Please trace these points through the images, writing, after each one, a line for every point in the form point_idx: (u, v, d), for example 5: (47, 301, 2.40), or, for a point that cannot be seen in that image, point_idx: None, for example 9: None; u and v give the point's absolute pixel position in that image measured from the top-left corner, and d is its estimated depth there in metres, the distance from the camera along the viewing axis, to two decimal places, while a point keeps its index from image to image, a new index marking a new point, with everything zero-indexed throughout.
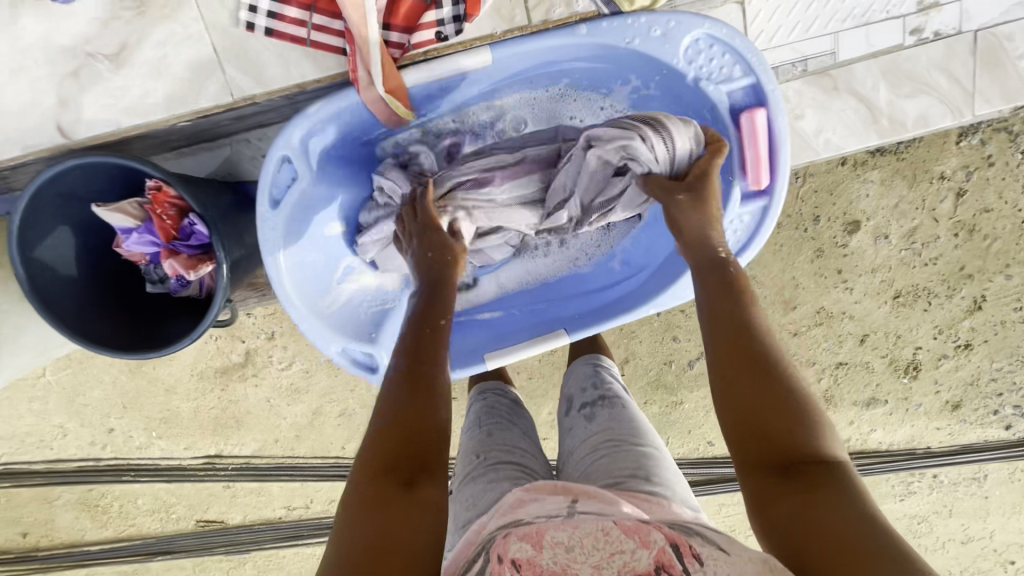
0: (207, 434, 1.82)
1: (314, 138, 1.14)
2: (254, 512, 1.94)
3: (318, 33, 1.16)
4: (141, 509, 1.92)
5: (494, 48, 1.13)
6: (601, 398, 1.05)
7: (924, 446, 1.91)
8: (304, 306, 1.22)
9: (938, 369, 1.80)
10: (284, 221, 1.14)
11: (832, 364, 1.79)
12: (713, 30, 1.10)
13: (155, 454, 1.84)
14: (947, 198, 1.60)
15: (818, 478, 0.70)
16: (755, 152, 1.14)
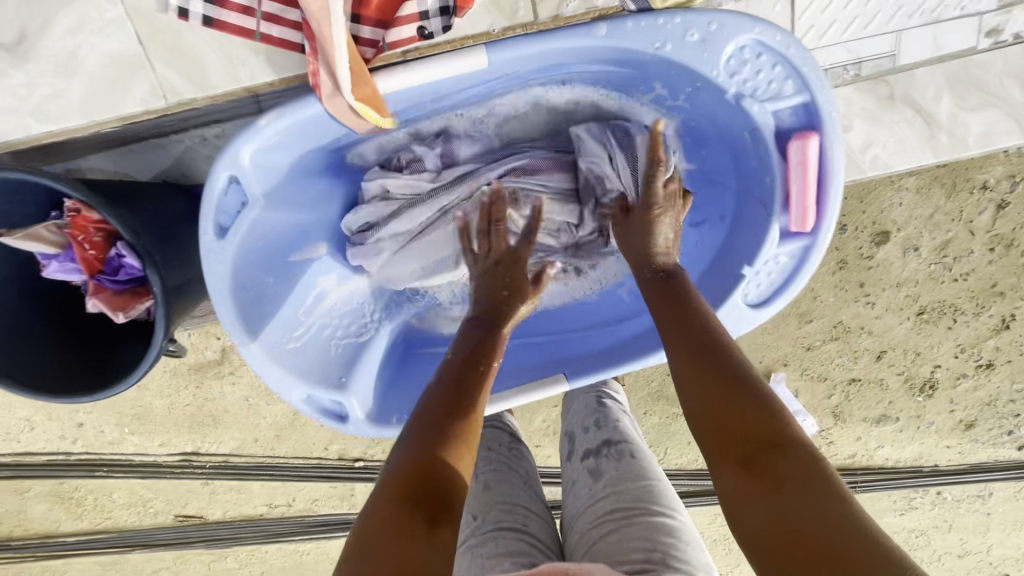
0: (183, 432, 1.73)
1: (270, 155, 0.91)
2: (235, 509, 1.87)
3: (268, 24, 0.93)
4: (116, 503, 1.85)
5: (489, 49, 0.90)
6: (606, 446, 0.96)
7: (931, 463, 1.83)
8: (263, 349, 0.97)
9: (955, 388, 1.69)
10: (233, 257, 0.91)
11: (844, 381, 1.69)
12: (764, 36, 0.87)
13: (128, 449, 1.76)
14: (987, 210, 1.44)
15: (785, 463, 0.67)
16: (804, 189, 0.91)
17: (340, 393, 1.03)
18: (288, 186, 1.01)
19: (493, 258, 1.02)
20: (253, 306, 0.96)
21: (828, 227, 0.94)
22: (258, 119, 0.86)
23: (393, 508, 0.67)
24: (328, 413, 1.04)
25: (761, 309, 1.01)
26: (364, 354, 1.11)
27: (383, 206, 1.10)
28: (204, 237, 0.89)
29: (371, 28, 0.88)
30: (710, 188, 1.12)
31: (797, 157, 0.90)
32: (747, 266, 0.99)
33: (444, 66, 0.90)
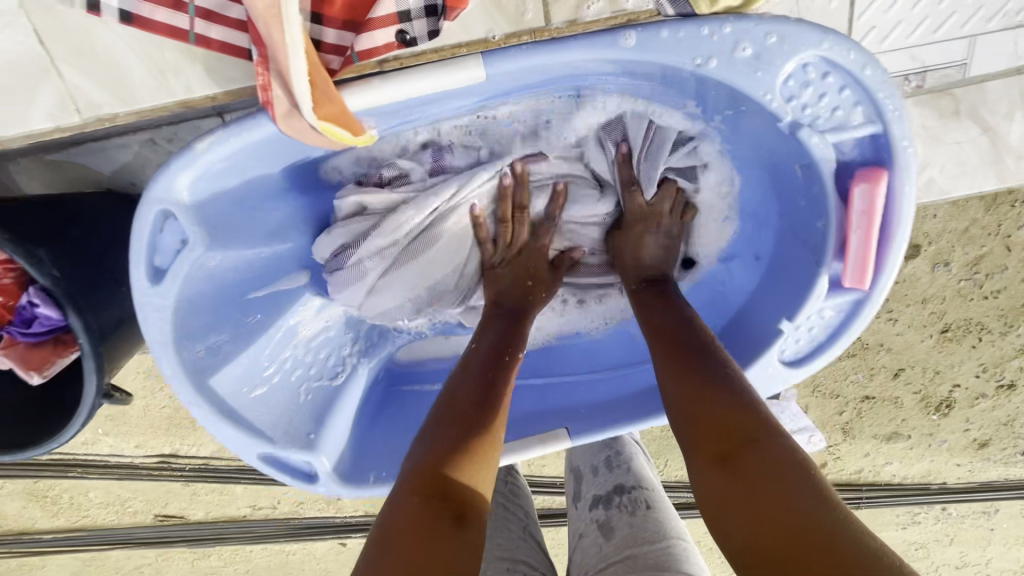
0: (160, 432, 1.32)
1: (192, 175, 0.54)
2: (217, 510, 1.42)
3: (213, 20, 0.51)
4: (93, 503, 1.41)
5: (490, 57, 0.51)
6: (618, 491, 0.85)
7: (937, 481, 1.31)
8: (207, 406, 0.63)
9: (971, 408, 1.20)
10: (181, 309, 0.59)
11: (854, 399, 1.20)
12: (837, 50, 0.50)
13: (103, 450, 1.35)
14: None
15: (753, 460, 0.48)
16: (862, 249, 0.56)
17: (309, 454, 0.67)
18: (228, 222, 0.61)
19: (517, 251, 0.72)
20: (200, 375, 0.62)
21: (878, 297, 0.60)
22: (192, 142, 0.53)
23: (418, 501, 0.50)
24: (291, 475, 0.69)
25: (795, 372, 0.66)
26: (342, 400, 0.74)
27: (363, 222, 0.70)
28: (135, 285, 0.56)
29: (332, 31, 0.48)
30: (749, 221, 0.69)
31: (856, 204, 0.55)
32: (785, 322, 0.64)
33: (433, 78, 0.51)
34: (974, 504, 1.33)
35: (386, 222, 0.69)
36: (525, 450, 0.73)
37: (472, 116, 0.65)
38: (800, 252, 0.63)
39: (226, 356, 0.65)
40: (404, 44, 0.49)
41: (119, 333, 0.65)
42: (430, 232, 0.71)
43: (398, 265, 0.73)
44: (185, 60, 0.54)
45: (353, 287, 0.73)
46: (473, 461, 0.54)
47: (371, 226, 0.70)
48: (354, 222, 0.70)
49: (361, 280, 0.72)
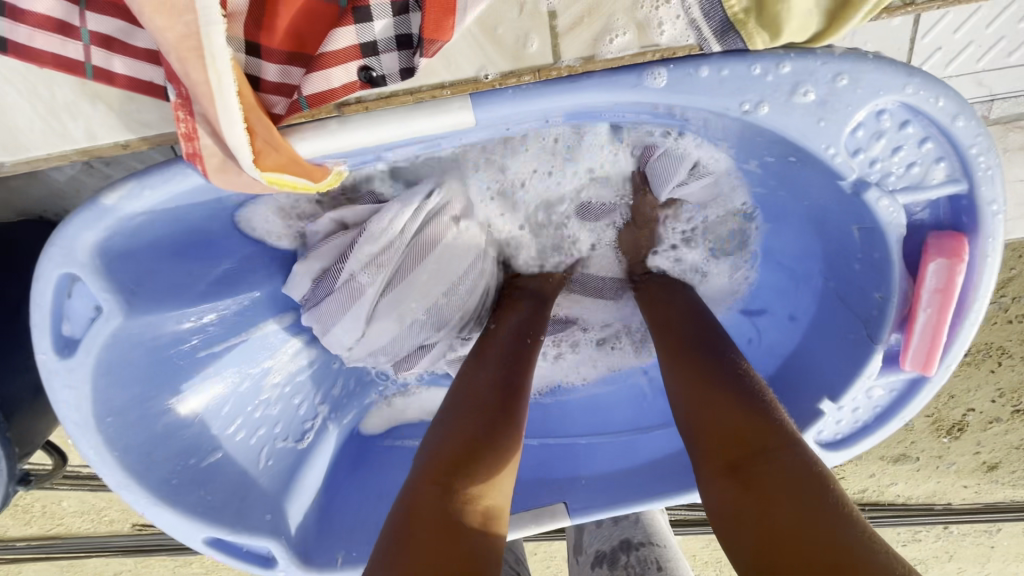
0: None
1: (94, 231, 0.43)
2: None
3: (110, 47, 0.37)
4: (68, 511, 1.27)
5: (478, 98, 0.40)
6: (622, 546, 0.73)
7: (943, 502, 1.17)
8: (142, 487, 0.51)
9: (985, 431, 1.08)
10: (101, 383, 0.48)
11: None
12: (924, 96, 0.39)
13: None
14: None
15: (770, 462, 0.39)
16: (931, 331, 0.47)
17: (266, 538, 0.55)
18: (167, 271, 0.51)
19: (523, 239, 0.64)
20: (138, 451, 0.51)
21: (939, 380, 0.51)
22: (101, 194, 0.42)
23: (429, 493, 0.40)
24: (245, 560, 0.57)
25: (832, 457, 0.56)
26: (309, 465, 0.63)
27: (344, 238, 0.56)
28: (41, 358, 0.46)
29: (273, 67, 0.37)
30: (784, 275, 0.59)
31: (928, 281, 0.46)
32: (826, 402, 0.54)
33: (407, 124, 0.40)
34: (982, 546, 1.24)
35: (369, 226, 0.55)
36: (524, 528, 0.63)
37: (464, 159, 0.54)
38: (853, 323, 0.53)
39: (172, 426, 0.54)
40: (369, 83, 0.38)
41: (33, 408, 0.56)
42: (428, 232, 0.56)
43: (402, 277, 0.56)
44: (83, 97, 0.39)
45: (350, 312, 0.57)
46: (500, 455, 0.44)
47: (351, 242, 0.56)
48: (334, 241, 0.56)
49: (355, 306, 0.56)
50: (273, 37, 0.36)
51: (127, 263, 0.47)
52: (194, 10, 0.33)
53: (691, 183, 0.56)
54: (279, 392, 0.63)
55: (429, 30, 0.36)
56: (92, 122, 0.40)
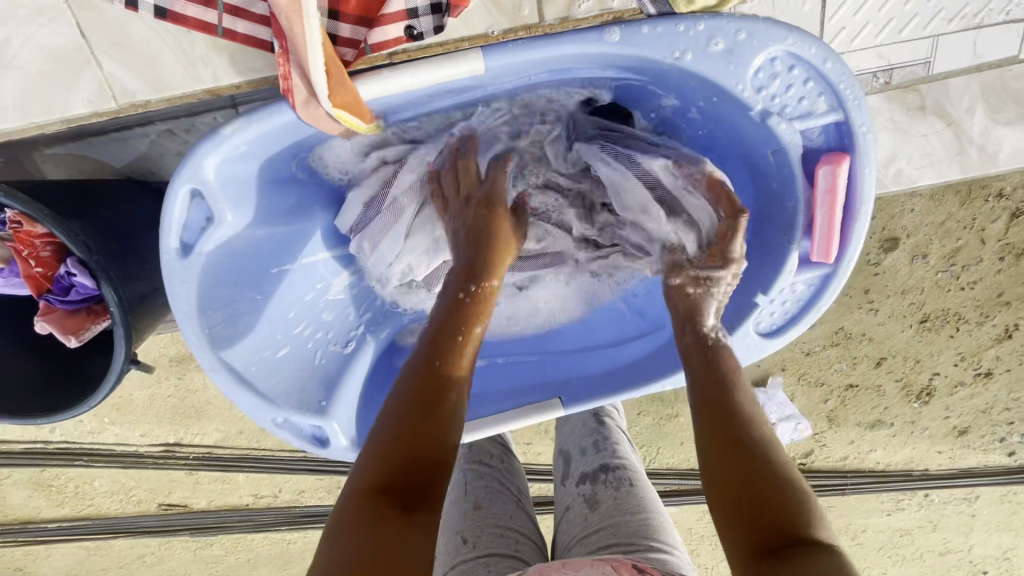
0: (165, 422, 1.33)
1: (212, 155, 0.58)
2: (220, 498, 1.42)
3: (234, 16, 0.55)
4: (98, 491, 1.41)
5: (487, 50, 0.56)
6: (602, 471, 0.79)
7: (921, 468, 1.29)
8: (227, 370, 0.67)
9: (953, 396, 1.20)
10: (204, 282, 0.63)
11: (841, 387, 1.21)
12: (801, 46, 0.55)
13: (108, 440, 1.36)
14: (1001, 217, 0.99)
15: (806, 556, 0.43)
16: (827, 225, 0.61)
17: (320, 418, 0.72)
18: (257, 197, 0.66)
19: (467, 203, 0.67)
20: (224, 339, 0.67)
21: (844, 273, 0.65)
22: (220, 126, 0.57)
23: (359, 506, 0.46)
24: (303, 440, 0.73)
25: (770, 343, 0.71)
26: (354, 367, 0.78)
27: (386, 170, 0.72)
28: (163, 257, 0.61)
29: (347, 27, 0.54)
30: None
31: (821, 183, 0.60)
32: (760, 296, 0.68)
33: (437, 69, 0.56)
34: (957, 513, 1.34)
35: (404, 164, 0.71)
36: (527, 417, 0.78)
37: (479, 112, 0.71)
38: (774, 232, 0.68)
39: (247, 326, 0.69)
40: (411, 38, 0.56)
41: (143, 308, 0.68)
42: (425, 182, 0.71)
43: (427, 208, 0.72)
44: (213, 51, 0.58)
45: (391, 229, 0.73)
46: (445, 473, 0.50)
47: (391, 173, 0.72)
48: (378, 172, 0.73)
49: (394, 224, 0.73)
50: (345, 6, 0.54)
51: (235, 187, 0.62)
52: None
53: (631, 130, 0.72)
54: (336, 303, 0.79)
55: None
56: (217, 70, 0.58)
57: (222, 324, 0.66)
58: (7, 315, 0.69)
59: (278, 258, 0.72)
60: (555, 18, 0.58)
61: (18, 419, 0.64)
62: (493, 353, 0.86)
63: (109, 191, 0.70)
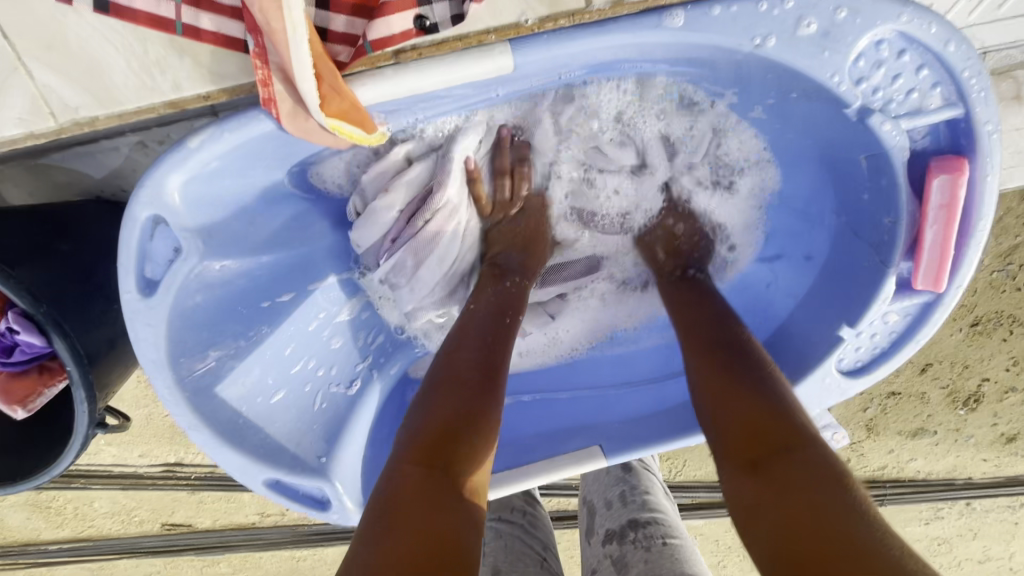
0: (164, 441, 1.23)
1: (173, 172, 0.48)
2: (225, 518, 1.29)
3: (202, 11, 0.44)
4: (99, 512, 1.30)
5: (518, 45, 0.45)
6: (632, 527, 0.68)
7: (965, 479, 1.14)
8: (208, 429, 0.56)
9: (1002, 404, 1.06)
10: (175, 324, 0.53)
11: (882, 394, 1.06)
12: (917, 24, 0.44)
13: (104, 460, 1.26)
14: None
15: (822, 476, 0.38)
16: (938, 247, 0.50)
17: (319, 479, 0.61)
18: (234, 221, 0.55)
19: (518, 209, 0.64)
20: (203, 390, 0.56)
21: (950, 301, 0.54)
22: (185, 138, 0.47)
23: (417, 481, 0.40)
24: (301, 503, 0.62)
25: (855, 383, 0.59)
26: (358, 412, 0.68)
27: (414, 171, 0.60)
28: (123, 301, 0.51)
29: (340, 18, 0.43)
30: (800, 221, 0.63)
31: (934, 198, 0.49)
32: (845, 328, 0.57)
33: (455, 68, 0.45)
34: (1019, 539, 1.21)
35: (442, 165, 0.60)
36: (556, 471, 0.67)
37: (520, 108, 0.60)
38: (865, 256, 0.57)
39: (233, 375, 0.58)
40: (423, 31, 0.44)
41: (111, 356, 0.58)
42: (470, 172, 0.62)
43: (480, 208, 0.63)
44: (171, 52, 0.46)
45: (433, 239, 0.62)
46: (473, 431, 0.44)
47: (426, 171, 0.61)
48: (406, 173, 0.60)
49: (437, 232, 0.61)
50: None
51: (209, 210, 0.52)
52: None
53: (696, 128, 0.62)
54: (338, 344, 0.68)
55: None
56: (179, 75, 0.47)
57: (214, 371, 0.57)
58: None
59: (274, 291, 0.61)
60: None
61: None
62: (517, 390, 0.75)
63: (72, 216, 0.61)
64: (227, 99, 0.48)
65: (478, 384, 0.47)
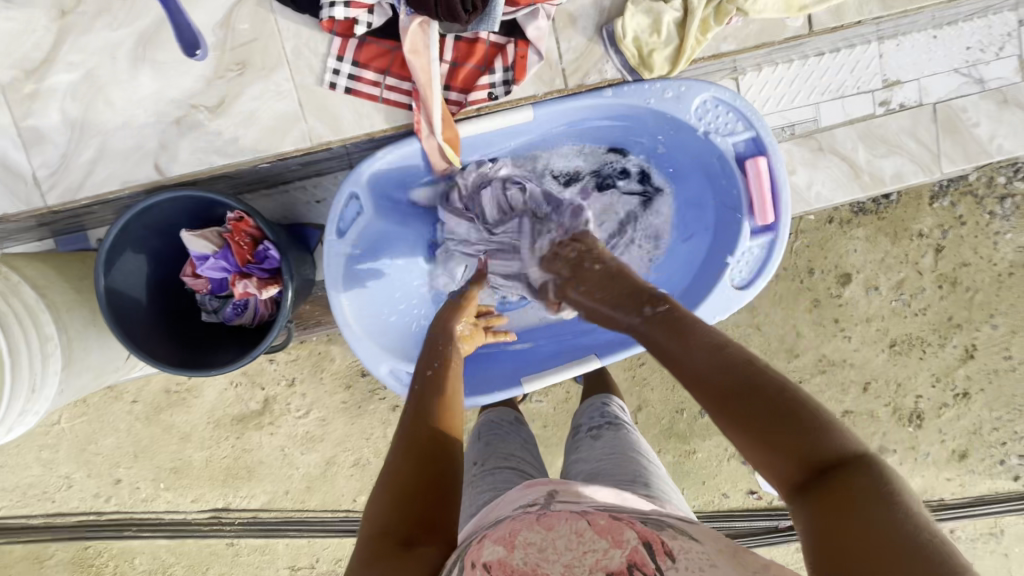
0: (215, 485, 1.53)
1: (367, 166, 0.91)
2: (256, 573, 1.57)
3: (392, 92, 0.93)
4: (138, 570, 1.57)
5: (536, 107, 0.94)
6: (609, 423, 1.00)
7: (934, 501, 1.44)
8: (358, 326, 0.95)
9: (941, 418, 1.40)
10: (348, 256, 0.93)
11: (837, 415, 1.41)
12: (720, 92, 0.93)
13: (159, 508, 1.54)
14: (929, 254, 1.32)
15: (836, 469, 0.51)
16: (760, 197, 0.96)
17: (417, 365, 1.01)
18: (388, 202, 0.99)
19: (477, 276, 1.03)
20: (357, 302, 0.96)
21: (784, 233, 0.97)
22: (375, 152, 0.91)
23: (371, 544, 0.59)
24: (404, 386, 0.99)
25: (745, 292, 1.00)
26: None
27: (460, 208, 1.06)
28: (327, 236, 0.91)
29: (454, 93, 0.95)
30: (696, 211, 1.08)
31: (750, 170, 0.96)
32: (729, 257, 1.00)
33: (504, 116, 0.94)
34: (979, 523, 1.45)
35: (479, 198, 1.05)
36: (570, 368, 1.06)
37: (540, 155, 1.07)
38: (725, 211, 1.02)
39: (367, 298, 0.98)
40: (491, 98, 0.95)
41: (300, 289, 1.00)
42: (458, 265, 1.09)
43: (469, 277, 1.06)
44: (365, 105, 0.94)
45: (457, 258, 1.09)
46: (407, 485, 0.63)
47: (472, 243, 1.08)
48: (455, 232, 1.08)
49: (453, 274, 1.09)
50: (454, 81, 0.94)
51: (382, 192, 0.96)
52: (430, 70, 0.89)
53: (626, 159, 1.09)
54: (426, 299, 1.09)
55: (517, 72, 0.93)
56: (371, 118, 0.95)
57: (366, 294, 0.98)
58: (187, 322, 1.01)
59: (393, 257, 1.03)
60: (574, 84, 0.98)
61: (220, 370, 0.92)
62: (538, 339, 1.16)
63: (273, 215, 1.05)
64: (389, 132, 0.96)
65: (417, 449, 0.67)
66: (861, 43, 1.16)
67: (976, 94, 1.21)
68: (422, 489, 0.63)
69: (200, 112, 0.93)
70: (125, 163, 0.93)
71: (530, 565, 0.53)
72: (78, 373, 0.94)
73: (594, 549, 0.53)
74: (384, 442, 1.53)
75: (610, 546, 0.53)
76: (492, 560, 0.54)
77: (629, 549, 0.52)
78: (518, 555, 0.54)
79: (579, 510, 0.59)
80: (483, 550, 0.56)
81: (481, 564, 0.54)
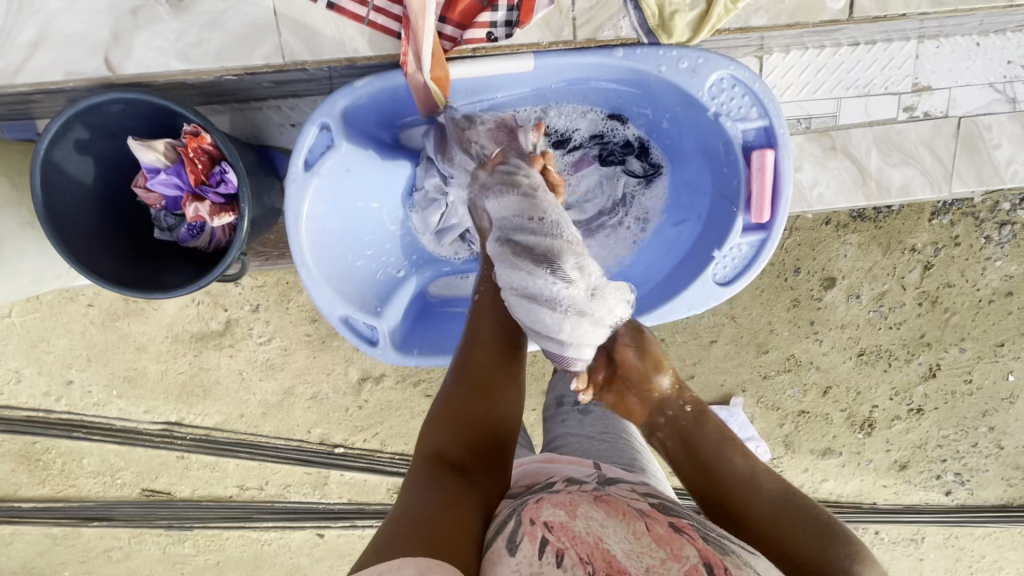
0: (170, 399, 1.50)
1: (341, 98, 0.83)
2: (204, 487, 1.58)
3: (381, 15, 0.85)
4: (85, 471, 1.56)
5: (536, 56, 0.85)
6: None
7: (867, 503, 1.49)
8: (318, 269, 0.90)
9: (891, 429, 1.43)
10: (311, 194, 0.86)
11: (793, 413, 1.42)
12: (739, 72, 0.85)
13: (112, 413, 1.51)
14: (916, 269, 1.29)
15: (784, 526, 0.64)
16: (759, 193, 0.89)
17: (377, 319, 0.96)
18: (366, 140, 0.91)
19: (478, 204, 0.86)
20: (321, 243, 0.90)
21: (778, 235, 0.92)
22: (353, 80, 0.83)
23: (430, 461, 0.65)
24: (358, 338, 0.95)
25: (725, 290, 0.95)
26: (398, 292, 1.02)
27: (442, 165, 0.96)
28: (292, 167, 0.84)
29: (450, 27, 0.86)
30: (689, 198, 1.02)
31: (756, 164, 0.89)
32: (715, 252, 0.94)
33: (498, 62, 0.86)
34: (904, 530, 1.51)
35: (447, 154, 0.94)
36: None
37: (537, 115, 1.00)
38: (720, 203, 0.96)
39: (330, 241, 0.92)
40: (489, 40, 0.87)
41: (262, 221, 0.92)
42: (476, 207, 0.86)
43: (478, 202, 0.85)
44: (350, 26, 0.86)
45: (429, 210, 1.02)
46: (464, 413, 0.69)
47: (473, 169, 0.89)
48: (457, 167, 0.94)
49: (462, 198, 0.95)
50: (451, 13, 0.86)
51: (357, 127, 0.88)
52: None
53: (625, 128, 1.02)
54: (392, 249, 1.04)
55: (522, 14, 0.85)
56: (353, 40, 0.86)
57: (329, 235, 0.92)
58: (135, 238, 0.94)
59: (365, 200, 0.96)
60: (584, 37, 0.89)
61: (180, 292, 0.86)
62: None
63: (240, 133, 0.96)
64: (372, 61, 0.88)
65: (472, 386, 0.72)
66: (898, 38, 1.08)
67: (1005, 113, 1.14)
68: (476, 420, 0.69)
69: (161, 6, 0.84)
70: (72, 51, 0.84)
71: (594, 534, 0.54)
72: (10, 274, 0.88)
73: (652, 555, 0.52)
74: (344, 379, 1.50)
75: (669, 557, 0.52)
76: (553, 520, 0.56)
77: (688, 566, 0.50)
78: (579, 523, 0.56)
79: (637, 510, 0.60)
80: (542, 510, 0.59)
81: (541, 522, 0.56)
